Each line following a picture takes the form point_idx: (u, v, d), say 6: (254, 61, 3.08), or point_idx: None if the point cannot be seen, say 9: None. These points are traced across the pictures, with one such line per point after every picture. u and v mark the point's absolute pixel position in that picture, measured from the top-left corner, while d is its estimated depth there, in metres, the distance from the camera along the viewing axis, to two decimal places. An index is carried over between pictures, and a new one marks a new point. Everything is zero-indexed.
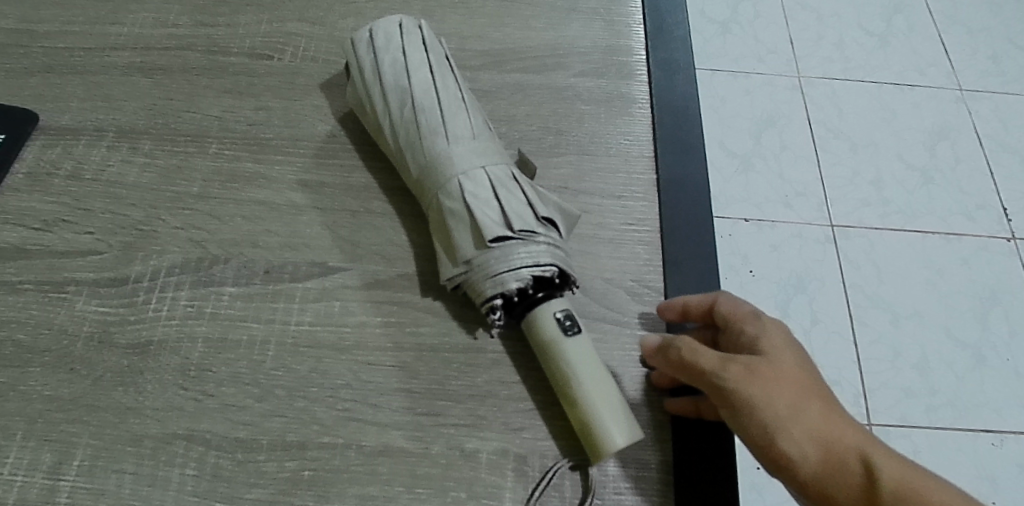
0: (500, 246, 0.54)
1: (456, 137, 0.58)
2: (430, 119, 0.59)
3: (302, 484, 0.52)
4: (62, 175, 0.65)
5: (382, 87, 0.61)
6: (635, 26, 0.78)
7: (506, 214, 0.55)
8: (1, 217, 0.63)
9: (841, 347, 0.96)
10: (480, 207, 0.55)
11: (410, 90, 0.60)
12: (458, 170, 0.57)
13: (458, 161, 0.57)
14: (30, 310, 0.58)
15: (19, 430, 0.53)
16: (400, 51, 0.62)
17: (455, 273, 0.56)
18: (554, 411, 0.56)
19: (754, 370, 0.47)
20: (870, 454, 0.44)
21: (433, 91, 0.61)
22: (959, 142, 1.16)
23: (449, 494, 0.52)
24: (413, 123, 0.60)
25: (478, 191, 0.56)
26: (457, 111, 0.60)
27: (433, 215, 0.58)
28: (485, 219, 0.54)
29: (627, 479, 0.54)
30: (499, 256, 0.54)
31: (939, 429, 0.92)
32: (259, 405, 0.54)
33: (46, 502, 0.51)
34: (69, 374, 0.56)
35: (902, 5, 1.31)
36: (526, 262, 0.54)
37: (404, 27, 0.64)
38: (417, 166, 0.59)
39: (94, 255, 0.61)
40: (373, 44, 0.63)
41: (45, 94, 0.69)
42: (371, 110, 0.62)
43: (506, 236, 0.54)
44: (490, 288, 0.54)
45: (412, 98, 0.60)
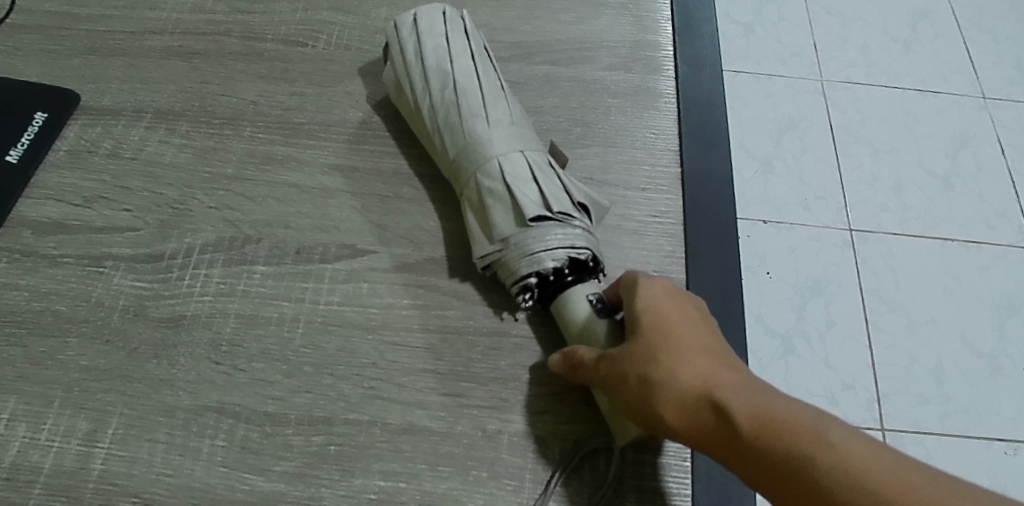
0: (537, 226, 0.55)
1: (496, 121, 0.60)
2: (469, 104, 0.60)
3: (328, 458, 0.53)
4: (102, 153, 0.67)
5: (420, 72, 0.63)
6: (663, 22, 0.78)
7: (546, 196, 0.56)
8: (42, 193, 0.65)
9: (856, 351, 0.97)
10: (522, 188, 0.56)
11: (451, 75, 0.62)
12: (498, 152, 0.58)
13: (497, 144, 0.58)
14: (69, 283, 0.60)
15: (56, 398, 0.55)
16: (441, 38, 0.63)
17: (490, 252, 0.57)
18: (574, 396, 0.57)
19: (615, 364, 0.49)
20: (725, 407, 0.44)
21: (473, 79, 0.62)
22: (981, 150, 1.15)
23: (471, 473, 0.53)
24: (452, 108, 0.61)
25: (519, 174, 0.57)
26: (497, 98, 0.61)
27: (469, 197, 0.59)
28: (526, 200, 0.56)
29: (645, 465, 0.55)
30: (536, 237, 0.55)
31: (954, 435, 0.92)
32: (288, 381, 0.56)
33: (81, 467, 0.52)
34: (104, 346, 0.57)
35: (928, 10, 1.30)
36: (563, 244, 0.55)
37: (445, 16, 0.65)
38: (454, 150, 0.60)
39: (131, 232, 0.63)
40: (416, 30, 0.64)
41: (86, 76, 0.71)
42: (409, 94, 0.64)
43: (545, 217, 0.56)
44: (526, 267, 0.55)
45: (452, 83, 0.62)
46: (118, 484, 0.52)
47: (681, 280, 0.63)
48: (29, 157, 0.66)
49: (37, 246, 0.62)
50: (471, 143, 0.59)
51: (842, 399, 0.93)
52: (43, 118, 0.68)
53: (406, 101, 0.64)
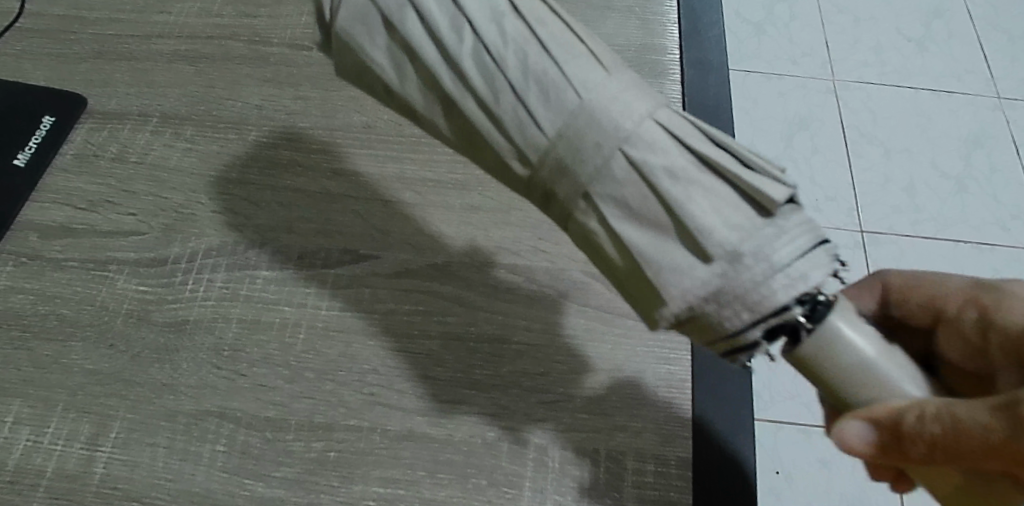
0: (736, 252, 0.35)
1: (577, 78, 0.37)
2: (519, 69, 0.37)
3: (327, 464, 0.53)
4: (107, 157, 0.67)
5: (416, 36, 0.39)
6: (669, 25, 0.78)
7: (723, 194, 0.36)
8: (48, 197, 0.65)
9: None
10: (690, 190, 0.36)
11: (465, 22, 0.38)
12: (620, 138, 0.36)
13: (610, 119, 0.36)
14: (74, 287, 0.60)
15: (60, 401, 0.56)
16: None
17: (680, 311, 0.36)
18: (576, 404, 0.56)
19: None
20: None
21: (501, 11, 0.38)
22: (996, 151, 1.14)
23: (470, 480, 0.53)
24: (491, 82, 0.38)
25: (676, 164, 0.36)
26: (563, 33, 0.38)
27: (593, 230, 0.38)
28: (701, 217, 0.35)
29: (647, 474, 0.53)
30: (747, 269, 0.35)
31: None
32: (289, 386, 0.56)
33: (83, 471, 0.53)
34: (108, 350, 0.58)
35: (943, 10, 1.29)
36: (791, 263, 0.35)
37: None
38: (531, 155, 0.37)
39: (135, 236, 0.63)
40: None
41: (94, 80, 0.72)
42: (413, 71, 0.40)
43: (743, 231, 0.35)
44: (783, 292, 0.35)
45: (473, 34, 0.38)
46: (120, 489, 0.52)
47: None
48: (35, 160, 0.66)
49: (43, 250, 0.62)
50: (558, 136, 0.36)
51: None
52: (50, 123, 0.68)
53: (401, 80, 0.41)
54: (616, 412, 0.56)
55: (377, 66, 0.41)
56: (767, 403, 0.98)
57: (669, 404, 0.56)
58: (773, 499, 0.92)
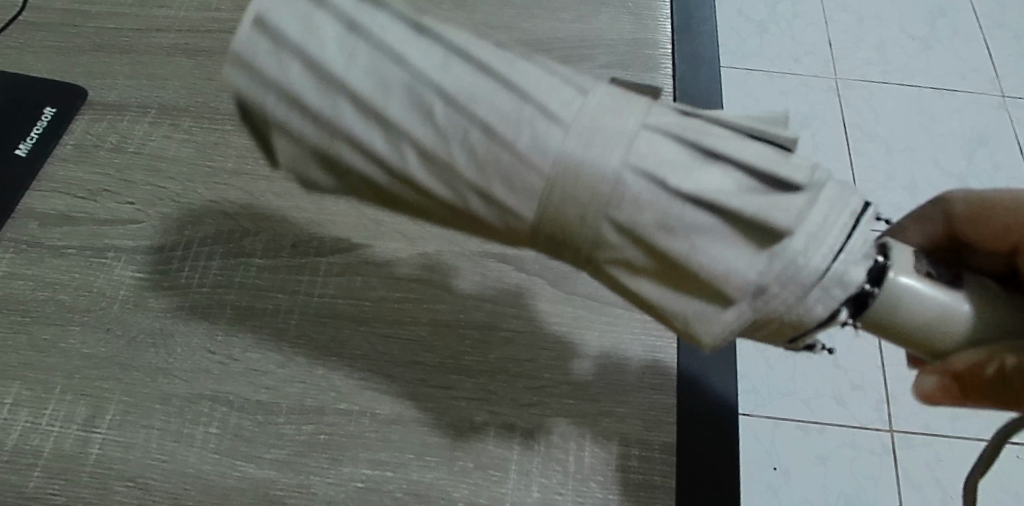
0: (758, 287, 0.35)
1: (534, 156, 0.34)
2: (467, 162, 0.35)
3: (317, 446, 0.54)
4: (107, 147, 0.69)
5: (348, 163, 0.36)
6: (662, 19, 0.79)
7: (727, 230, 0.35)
8: (49, 185, 0.67)
9: (862, 356, 0.99)
10: (694, 241, 0.35)
11: (390, 129, 0.35)
12: (604, 214, 0.34)
13: (584, 201, 0.34)
14: (73, 273, 0.62)
15: (58, 384, 0.57)
16: (328, 89, 0.35)
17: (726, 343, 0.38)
18: (562, 389, 0.57)
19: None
20: None
21: (424, 91, 0.35)
22: (998, 150, 1.14)
23: (457, 463, 0.54)
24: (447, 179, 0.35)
25: (673, 219, 0.35)
26: (497, 93, 0.35)
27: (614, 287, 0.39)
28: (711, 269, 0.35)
29: (631, 458, 0.54)
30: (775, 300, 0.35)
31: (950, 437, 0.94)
32: (281, 371, 0.57)
33: (79, 452, 0.54)
34: (105, 334, 0.59)
35: (947, 9, 1.29)
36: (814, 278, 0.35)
37: (298, 43, 0.36)
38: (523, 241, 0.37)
39: (133, 224, 0.64)
40: (282, 97, 0.36)
41: (94, 72, 0.73)
42: (362, 189, 0.38)
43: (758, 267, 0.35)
44: (824, 306, 0.36)
45: (404, 135, 0.35)
46: (115, 469, 0.53)
47: None
48: (37, 150, 0.68)
49: (43, 237, 0.64)
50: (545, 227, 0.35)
51: (848, 401, 0.96)
52: (51, 114, 0.70)
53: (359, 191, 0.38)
54: (602, 398, 0.56)
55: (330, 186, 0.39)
56: (765, 399, 0.96)
57: (655, 390, 0.57)
58: (771, 496, 0.90)
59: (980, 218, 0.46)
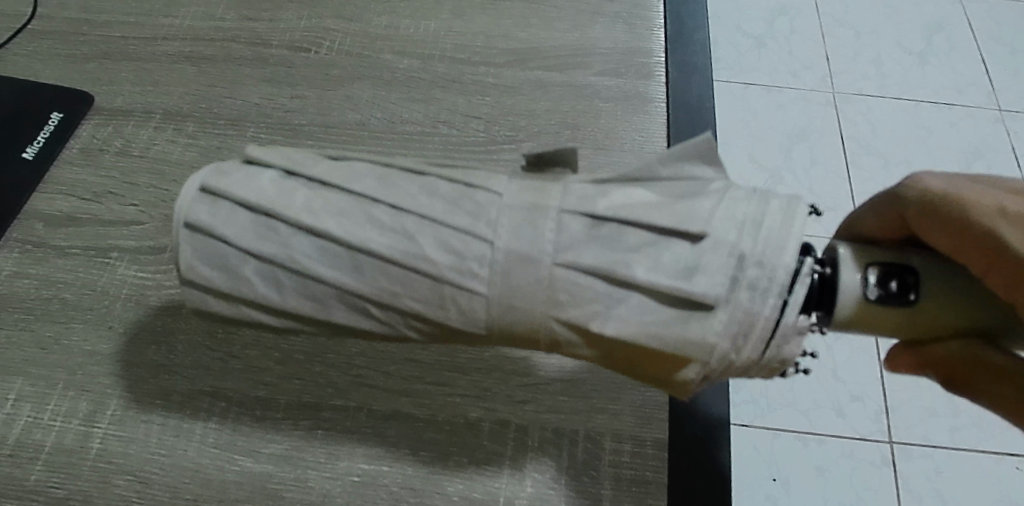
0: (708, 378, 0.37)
1: (468, 320, 0.37)
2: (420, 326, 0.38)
3: (314, 441, 0.55)
4: (112, 151, 0.70)
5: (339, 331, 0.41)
6: (657, 29, 0.80)
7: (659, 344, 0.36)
8: (55, 188, 0.68)
9: (863, 362, 0.90)
10: (634, 360, 0.37)
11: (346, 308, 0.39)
12: (557, 350, 0.37)
13: (536, 348, 0.37)
14: (77, 272, 0.63)
15: (61, 380, 0.58)
16: (275, 292, 0.39)
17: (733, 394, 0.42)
18: (555, 386, 0.57)
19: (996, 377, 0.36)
20: None
21: (352, 267, 0.37)
22: (995, 164, 1.15)
23: (452, 458, 0.54)
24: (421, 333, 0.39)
25: (610, 351, 0.37)
26: (410, 255, 0.36)
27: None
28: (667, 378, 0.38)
29: (623, 454, 0.55)
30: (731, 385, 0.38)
31: (962, 451, 0.85)
32: (279, 368, 0.58)
33: (80, 446, 0.55)
34: (108, 331, 0.60)
35: (943, 23, 1.30)
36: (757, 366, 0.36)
37: (234, 265, 0.39)
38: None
39: (136, 225, 0.66)
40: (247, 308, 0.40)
41: (101, 79, 0.75)
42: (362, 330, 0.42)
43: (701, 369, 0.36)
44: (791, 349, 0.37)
45: (361, 312, 0.39)
46: (115, 463, 0.54)
47: None
48: (43, 154, 0.69)
49: (48, 237, 0.65)
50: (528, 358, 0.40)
51: (849, 412, 0.87)
52: (58, 118, 0.71)
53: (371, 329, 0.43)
54: (594, 395, 0.57)
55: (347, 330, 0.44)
56: (766, 410, 0.87)
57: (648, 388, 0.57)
58: None
59: (937, 220, 0.37)
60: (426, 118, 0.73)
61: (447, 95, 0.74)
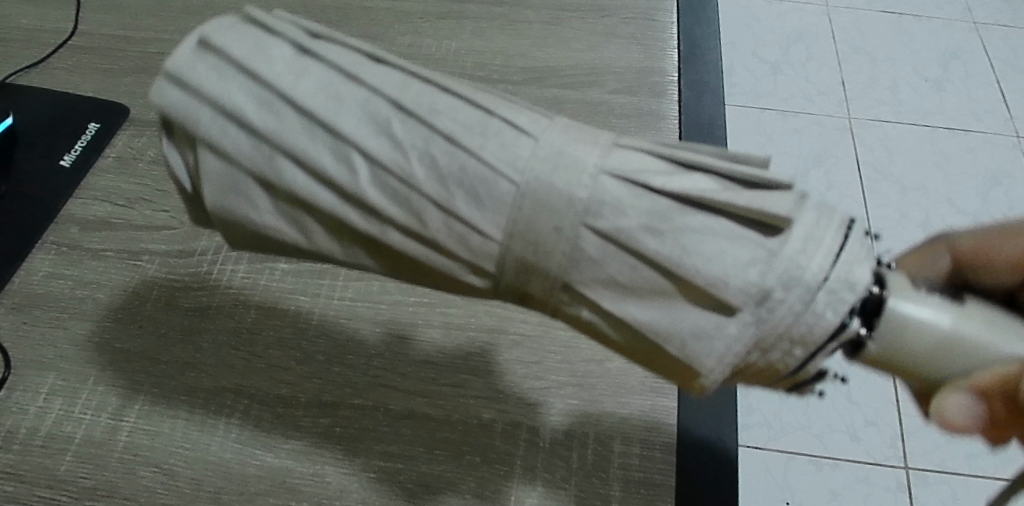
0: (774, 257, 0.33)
1: (483, 141, 0.33)
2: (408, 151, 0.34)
3: (332, 438, 0.57)
4: (146, 160, 0.74)
5: (272, 155, 0.35)
6: (670, 50, 0.83)
7: (729, 199, 0.33)
8: (91, 193, 0.71)
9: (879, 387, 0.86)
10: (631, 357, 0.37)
11: (322, 115, 0.35)
12: (574, 237, 0.33)
13: (567, 176, 0.32)
14: (110, 274, 0.66)
15: (91, 376, 0.60)
16: (256, 81, 0.35)
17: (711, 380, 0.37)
18: (567, 390, 0.59)
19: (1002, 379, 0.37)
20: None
21: (360, 83, 0.35)
22: (1014, 189, 1.14)
23: (465, 457, 0.56)
24: (388, 178, 0.34)
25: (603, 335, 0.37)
26: (438, 97, 0.35)
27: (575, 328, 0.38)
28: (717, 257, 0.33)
29: (633, 457, 0.56)
30: (796, 284, 0.32)
31: (979, 478, 0.81)
32: (301, 367, 0.60)
33: (109, 439, 0.57)
34: (138, 330, 0.63)
35: (958, 50, 1.32)
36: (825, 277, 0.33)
37: (224, 42, 0.36)
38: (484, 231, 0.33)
39: (167, 230, 0.68)
40: (206, 95, 0.36)
41: (137, 93, 0.79)
42: None
43: (764, 239, 0.33)
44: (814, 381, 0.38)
45: (337, 119, 0.34)
46: (141, 455, 0.56)
47: None
48: (81, 161, 0.73)
49: (83, 240, 0.68)
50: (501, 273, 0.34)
51: (863, 436, 0.83)
52: (96, 128, 0.75)
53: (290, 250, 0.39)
54: (605, 398, 0.59)
55: (244, 201, 0.37)
56: (778, 433, 0.83)
57: (658, 395, 0.59)
58: None
59: (1006, 246, 0.41)
60: None
61: None
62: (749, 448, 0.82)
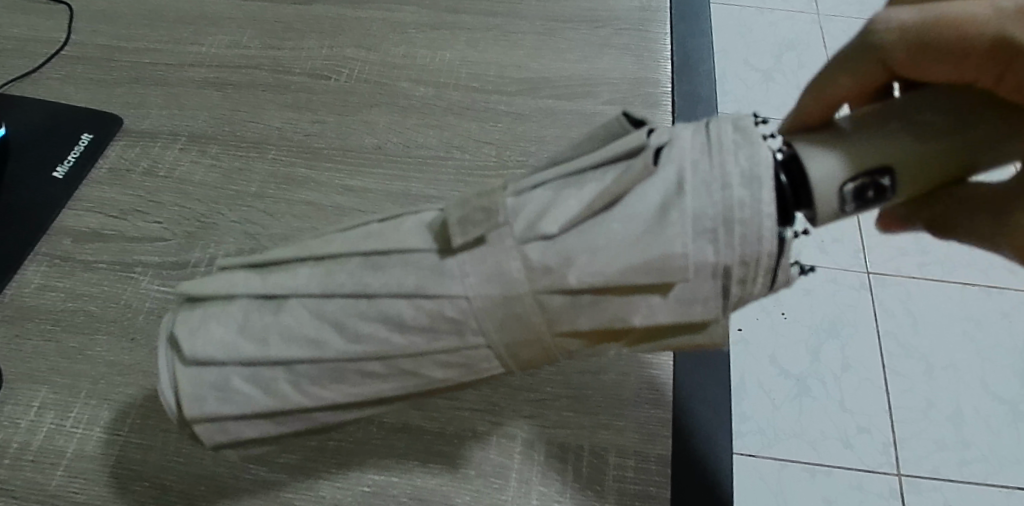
0: (713, 279, 0.35)
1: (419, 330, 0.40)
2: (380, 362, 0.43)
3: (326, 452, 0.57)
4: (139, 171, 0.73)
5: (309, 421, 0.48)
6: (663, 61, 0.83)
7: (640, 264, 0.35)
8: (84, 205, 0.71)
9: (873, 393, 0.84)
10: None
11: (303, 384, 0.45)
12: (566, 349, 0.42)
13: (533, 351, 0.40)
14: (102, 286, 0.65)
15: (83, 389, 0.60)
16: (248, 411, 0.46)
17: None
18: (562, 402, 0.59)
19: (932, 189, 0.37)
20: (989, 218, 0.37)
21: (292, 343, 0.44)
22: None
23: (460, 470, 0.56)
24: (391, 385, 0.45)
25: None
26: (349, 308, 0.42)
27: None
28: (677, 308, 0.37)
29: (628, 469, 0.56)
30: (750, 281, 0.35)
31: (973, 486, 0.79)
32: None
33: (101, 453, 0.57)
34: (130, 343, 0.62)
35: None
36: (767, 254, 0.34)
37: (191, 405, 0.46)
38: (507, 365, 0.41)
39: (160, 241, 0.68)
40: (231, 437, 0.49)
41: (130, 103, 0.78)
42: None
43: (694, 261, 0.35)
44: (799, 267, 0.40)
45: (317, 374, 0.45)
46: (134, 469, 0.56)
47: None
48: (74, 172, 0.72)
49: (76, 252, 0.67)
50: None
51: (857, 443, 0.81)
52: (88, 139, 0.74)
53: None
54: (600, 411, 0.59)
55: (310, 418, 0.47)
56: (772, 439, 0.81)
57: (653, 405, 0.59)
58: None
59: (925, 65, 0.32)
60: (439, 144, 0.75)
61: (460, 121, 0.77)
62: (741, 456, 0.80)
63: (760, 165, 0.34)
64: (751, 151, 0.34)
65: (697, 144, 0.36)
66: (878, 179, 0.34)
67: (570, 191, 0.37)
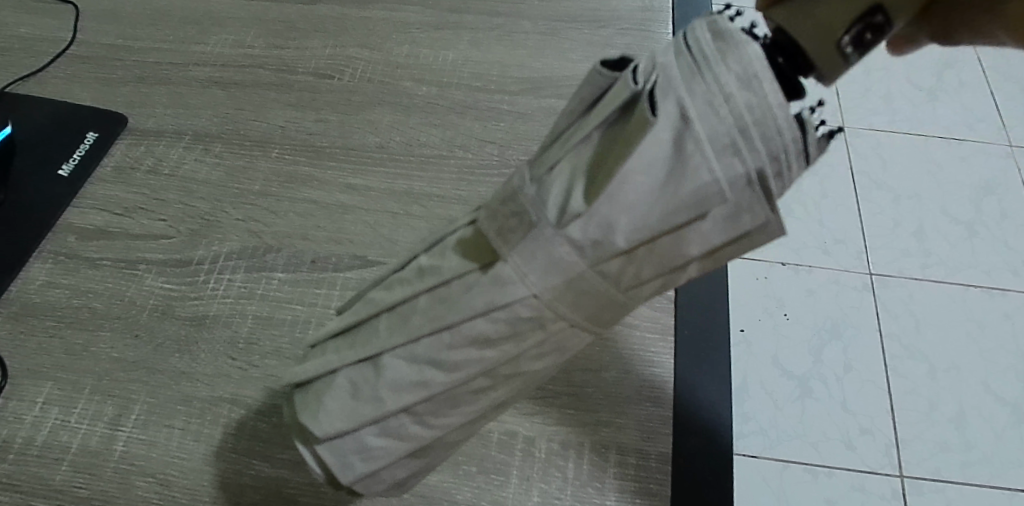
0: (749, 189, 0.32)
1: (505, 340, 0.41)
2: (484, 376, 0.44)
3: None
4: (143, 169, 0.74)
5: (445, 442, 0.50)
6: None
7: (675, 204, 0.33)
8: (89, 203, 0.71)
9: (875, 395, 0.84)
10: None
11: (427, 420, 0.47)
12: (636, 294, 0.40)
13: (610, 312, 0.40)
14: (107, 283, 0.66)
15: (87, 385, 0.60)
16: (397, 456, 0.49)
17: None
18: (562, 399, 0.59)
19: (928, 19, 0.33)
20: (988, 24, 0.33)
21: (401, 391, 0.45)
22: (1009, 199, 1.01)
23: (461, 467, 0.56)
24: (501, 389, 0.46)
25: None
26: (436, 345, 0.42)
27: None
28: (725, 225, 0.34)
29: (628, 467, 0.56)
30: (786, 172, 0.33)
31: (974, 487, 0.79)
32: None
33: (104, 448, 0.57)
34: (133, 340, 0.63)
35: None
36: (791, 141, 0.32)
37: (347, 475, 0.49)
38: (590, 331, 0.41)
39: (164, 239, 0.69)
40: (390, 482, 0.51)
41: (134, 102, 0.79)
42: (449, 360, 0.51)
43: (724, 178, 0.32)
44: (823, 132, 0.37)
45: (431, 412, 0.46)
46: (137, 465, 0.56)
47: (671, 297, 0.66)
48: (79, 170, 0.73)
49: (80, 249, 0.68)
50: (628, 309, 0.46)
51: (859, 445, 0.81)
52: (93, 138, 0.75)
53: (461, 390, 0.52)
54: (601, 408, 0.59)
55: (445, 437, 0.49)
56: (775, 441, 0.81)
57: (653, 403, 0.60)
58: None
59: None
60: (441, 142, 0.75)
61: (463, 120, 0.77)
62: (744, 457, 0.79)
63: (753, 62, 0.31)
64: (739, 52, 0.32)
65: (681, 65, 0.32)
66: (872, 17, 0.30)
67: (580, 165, 0.36)
